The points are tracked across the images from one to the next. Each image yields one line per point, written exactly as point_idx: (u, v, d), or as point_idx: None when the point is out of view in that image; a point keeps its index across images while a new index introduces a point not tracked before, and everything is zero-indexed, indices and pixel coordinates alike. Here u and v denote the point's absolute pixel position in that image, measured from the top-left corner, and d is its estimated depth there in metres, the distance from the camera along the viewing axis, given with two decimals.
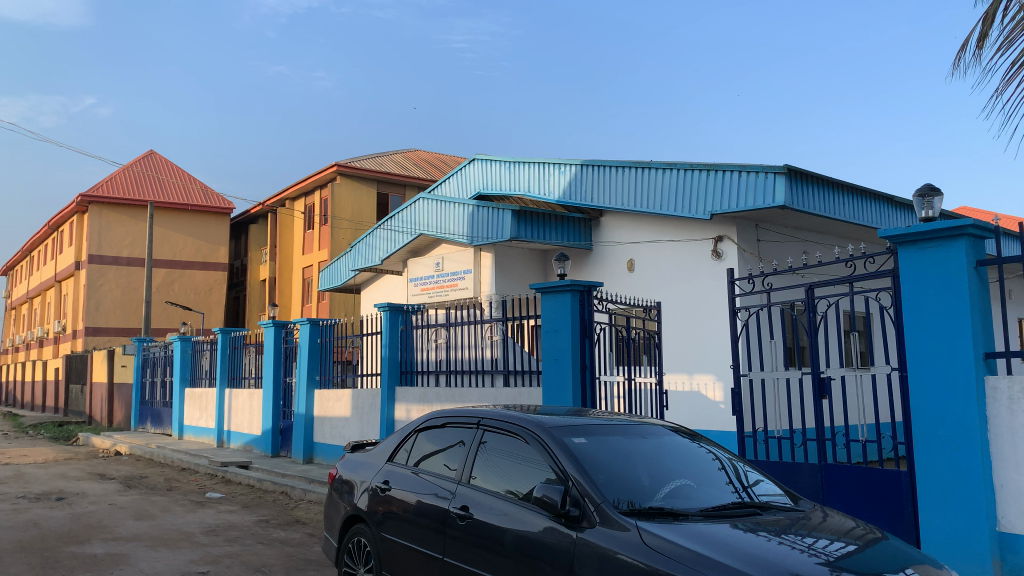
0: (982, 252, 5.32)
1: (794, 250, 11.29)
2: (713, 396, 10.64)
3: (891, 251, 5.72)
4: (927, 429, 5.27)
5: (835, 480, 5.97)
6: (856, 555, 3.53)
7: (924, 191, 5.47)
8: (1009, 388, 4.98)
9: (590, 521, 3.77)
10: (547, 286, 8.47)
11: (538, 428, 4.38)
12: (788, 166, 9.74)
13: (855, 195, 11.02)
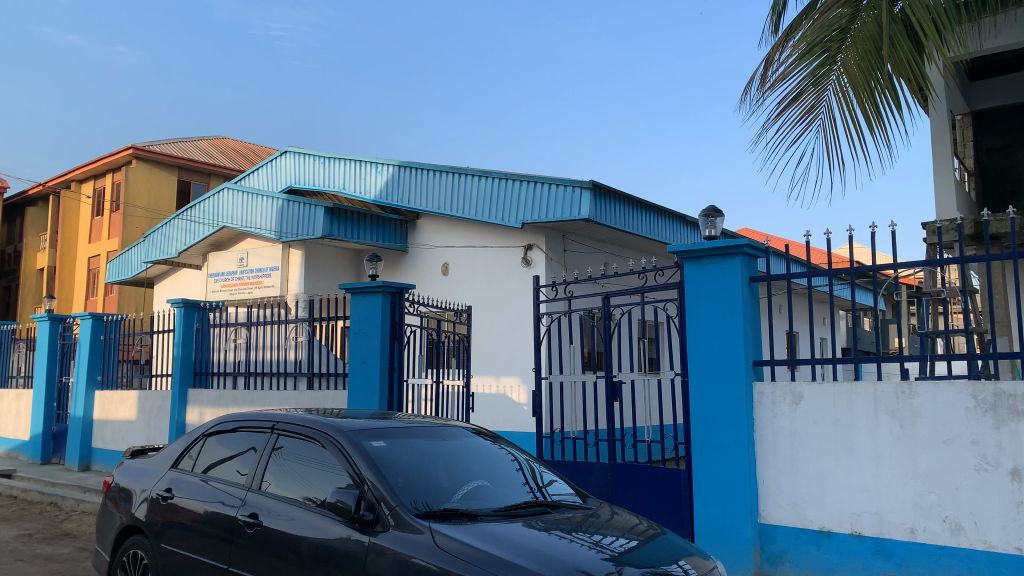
0: (754, 269, 5.86)
1: (596, 261, 11.89)
2: (517, 398, 10.93)
3: (678, 265, 6.16)
4: (704, 430, 5.73)
5: (623, 479, 6.34)
6: (637, 550, 3.74)
7: (709, 213, 5.95)
8: (773, 392, 5.51)
9: (384, 525, 3.73)
10: (357, 286, 8.33)
11: (336, 431, 4.27)
12: (594, 181, 10.23)
13: (651, 212, 11.80)
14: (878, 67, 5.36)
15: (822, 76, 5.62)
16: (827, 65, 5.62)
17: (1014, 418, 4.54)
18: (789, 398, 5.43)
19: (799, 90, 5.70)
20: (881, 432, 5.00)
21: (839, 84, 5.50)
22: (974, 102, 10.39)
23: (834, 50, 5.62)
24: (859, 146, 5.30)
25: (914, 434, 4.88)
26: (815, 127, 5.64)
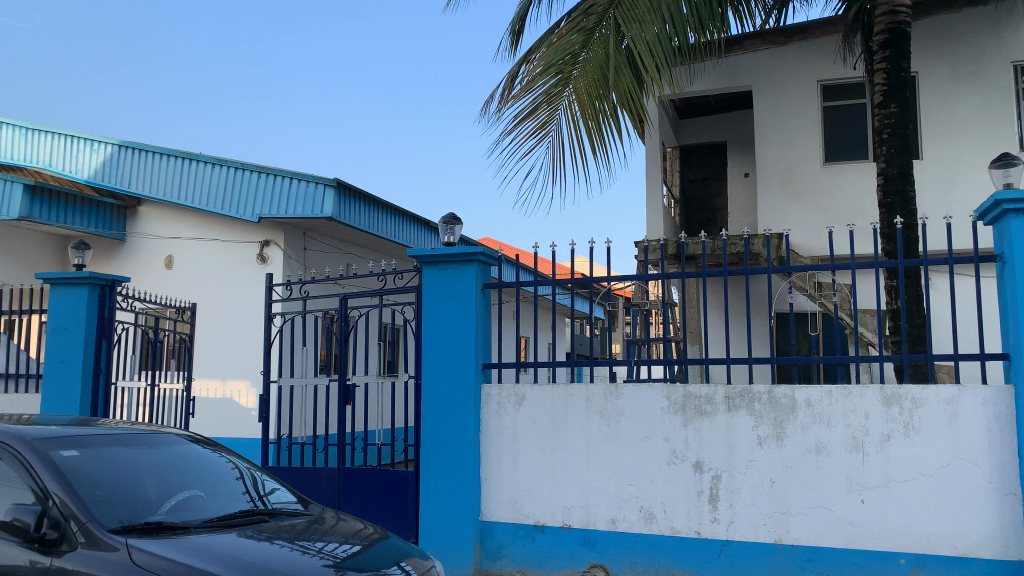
0: (488, 276, 6.08)
1: (336, 261, 11.66)
2: (246, 402, 10.37)
3: (416, 269, 6.22)
4: (433, 432, 5.82)
5: (351, 483, 6.26)
6: (360, 555, 3.69)
7: (448, 220, 6.08)
8: (498, 394, 5.75)
9: (72, 544, 3.33)
10: (59, 276, 7.40)
11: (18, 440, 3.73)
12: (338, 179, 10.04)
13: (394, 215, 11.84)
14: (604, 95, 5.83)
15: (555, 96, 5.98)
16: (560, 85, 5.99)
17: (698, 417, 5.15)
18: (513, 399, 5.70)
19: (534, 106, 6.00)
20: (591, 431, 5.43)
21: (569, 107, 5.89)
22: (682, 137, 11.72)
23: (567, 71, 6.01)
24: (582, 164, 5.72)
25: (619, 432, 5.35)
26: (546, 142, 5.97)
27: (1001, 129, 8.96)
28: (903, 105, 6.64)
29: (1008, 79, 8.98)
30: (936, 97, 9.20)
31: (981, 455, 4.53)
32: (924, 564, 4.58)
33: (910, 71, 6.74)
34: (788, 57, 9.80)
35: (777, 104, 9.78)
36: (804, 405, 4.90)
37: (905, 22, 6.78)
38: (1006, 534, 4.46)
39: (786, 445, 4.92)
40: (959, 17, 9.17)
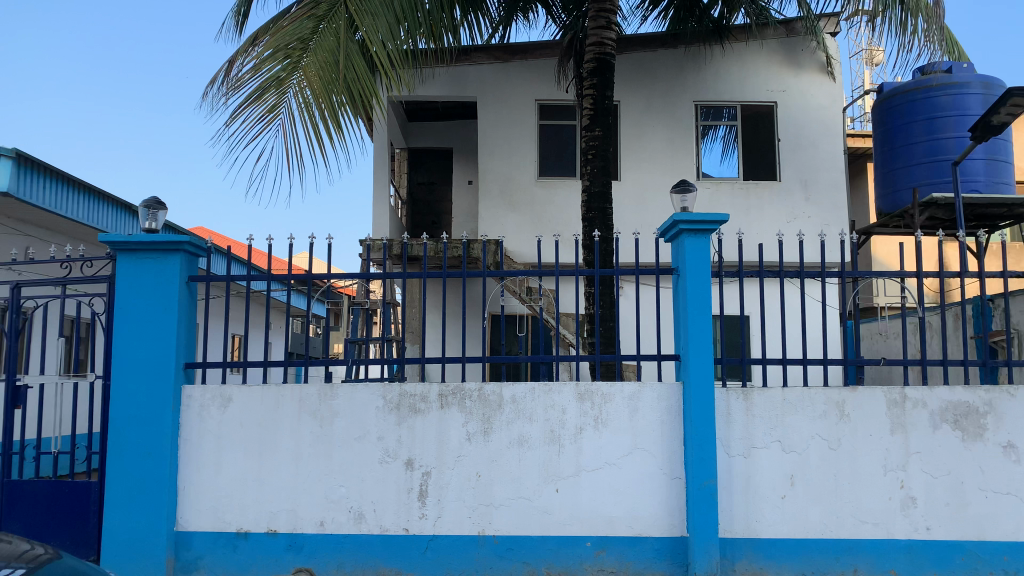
0: (195, 268, 5.63)
1: (12, 244, 10.15)
2: None
3: (109, 256, 5.59)
4: (122, 438, 5.27)
5: (17, 499, 5.47)
6: None
7: (150, 204, 5.46)
8: (201, 396, 5.36)
9: None
10: None
11: None
12: (18, 150, 8.74)
13: (88, 196, 10.58)
14: (336, 81, 5.62)
15: (284, 80, 5.66)
16: (289, 71, 5.69)
17: (411, 415, 5.22)
18: (218, 400, 5.35)
19: (261, 89, 5.64)
20: (303, 431, 5.27)
21: (298, 91, 5.58)
22: (410, 139, 11.85)
23: (296, 59, 5.74)
24: (319, 147, 5.44)
25: (331, 432, 5.25)
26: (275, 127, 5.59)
27: (683, 160, 10.24)
28: (605, 130, 7.33)
29: (690, 116, 10.28)
30: (633, 125, 10.27)
31: (654, 444, 5.11)
32: (606, 545, 5.06)
33: (613, 100, 7.45)
34: (511, 73, 10.34)
35: (499, 116, 10.28)
36: (510, 401, 5.18)
37: (610, 54, 7.48)
38: (672, 514, 5.07)
39: (492, 440, 5.16)
40: (655, 57, 10.32)
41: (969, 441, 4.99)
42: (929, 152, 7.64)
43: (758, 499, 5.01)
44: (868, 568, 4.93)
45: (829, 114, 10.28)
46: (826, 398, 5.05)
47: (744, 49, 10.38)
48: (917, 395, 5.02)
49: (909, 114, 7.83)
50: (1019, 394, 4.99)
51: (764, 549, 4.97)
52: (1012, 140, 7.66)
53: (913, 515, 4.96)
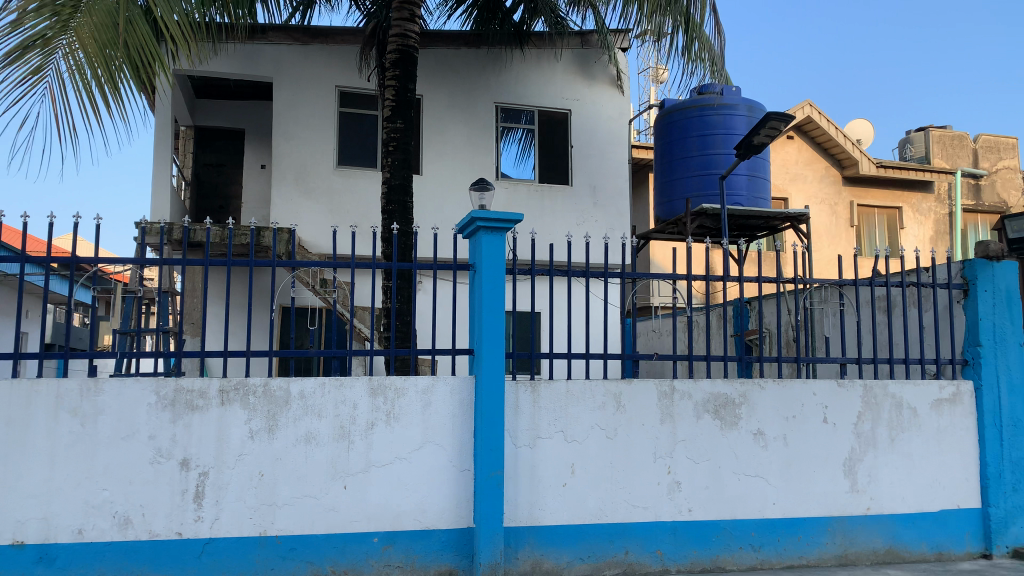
0: None
1: None
2: None
3: None
4: None
5: None
6: None
7: None
8: None
9: None
10: None
11: None
12: None
13: None
14: (114, 45, 5.13)
15: (51, 40, 5.07)
16: (57, 29, 5.11)
17: (188, 412, 4.88)
18: None
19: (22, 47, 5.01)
20: (59, 431, 4.75)
21: (69, 53, 5.05)
22: (197, 116, 11.10)
23: (66, 15, 5.15)
24: (97, 114, 4.96)
25: (94, 432, 4.78)
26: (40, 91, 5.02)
27: (481, 159, 10.45)
28: (407, 122, 7.28)
29: (489, 116, 10.50)
30: (434, 121, 10.31)
31: (444, 438, 5.16)
32: (393, 540, 5.03)
33: (414, 93, 7.42)
34: (311, 56, 9.99)
35: (297, 101, 9.90)
36: (297, 397, 5.00)
37: (413, 46, 7.44)
38: (459, 505, 5.15)
39: (277, 437, 4.96)
40: (457, 54, 10.42)
41: (726, 429, 5.51)
42: (702, 165, 8.34)
43: (541, 488, 5.22)
44: (637, 550, 5.29)
45: (617, 124, 10.92)
46: (605, 390, 5.37)
47: (542, 56, 10.75)
48: (684, 386, 5.48)
49: (685, 130, 8.50)
50: (767, 386, 5.60)
51: (545, 536, 5.19)
52: (769, 159, 8.54)
53: (677, 498, 5.39)
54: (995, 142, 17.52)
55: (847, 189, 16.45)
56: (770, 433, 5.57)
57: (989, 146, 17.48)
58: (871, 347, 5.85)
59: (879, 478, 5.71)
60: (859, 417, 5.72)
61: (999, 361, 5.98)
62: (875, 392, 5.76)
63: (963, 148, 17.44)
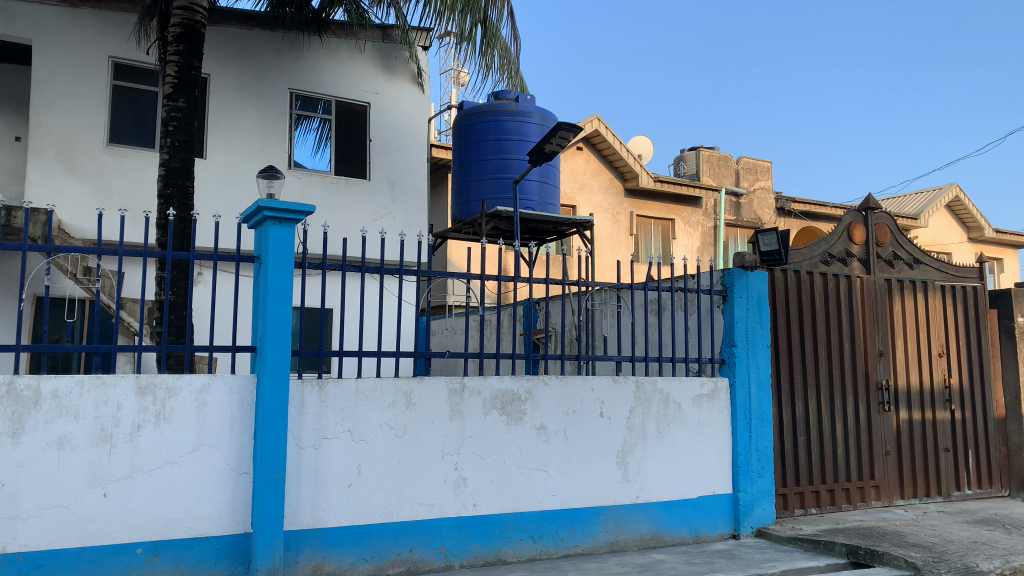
0: None
1: None
2: None
3: None
4: None
5: None
6: None
7: None
8: None
9: None
10: None
11: None
12: None
13: None
14: None
15: None
16: None
17: None
18: None
19: None
20: None
21: None
22: None
23: None
24: None
25: None
26: None
27: (273, 146, 10.02)
28: (190, 102, 6.80)
29: (283, 103, 10.08)
30: (222, 103, 9.73)
31: (221, 440, 4.87)
32: (160, 550, 4.66)
33: (199, 71, 6.93)
34: (79, 21, 9.05)
35: (60, 68, 8.92)
36: (49, 397, 4.50)
37: (199, 22, 6.98)
38: (237, 510, 4.88)
39: (24, 443, 4.42)
40: (250, 35, 9.91)
41: (512, 424, 5.68)
42: (496, 169, 8.52)
43: (325, 488, 5.08)
44: (422, 547, 5.30)
45: (416, 122, 10.90)
46: (395, 388, 5.33)
47: (341, 45, 10.50)
48: (473, 383, 5.58)
49: (482, 133, 8.64)
50: (551, 382, 5.85)
51: (327, 538, 5.05)
52: (559, 166, 8.90)
53: (463, 493, 5.47)
54: (754, 165, 19.55)
55: (628, 200, 17.62)
56: (552, 428, 5.82)
57: (748, 169, 19.46)
58: (718, 346, 6.67)
59: (647, 468, 6.15)
60: (631, 411, 6.14)
61: (751, 360, 6.66)
62: (646, 387, 6.21)
63: (727, 169, 19.28)
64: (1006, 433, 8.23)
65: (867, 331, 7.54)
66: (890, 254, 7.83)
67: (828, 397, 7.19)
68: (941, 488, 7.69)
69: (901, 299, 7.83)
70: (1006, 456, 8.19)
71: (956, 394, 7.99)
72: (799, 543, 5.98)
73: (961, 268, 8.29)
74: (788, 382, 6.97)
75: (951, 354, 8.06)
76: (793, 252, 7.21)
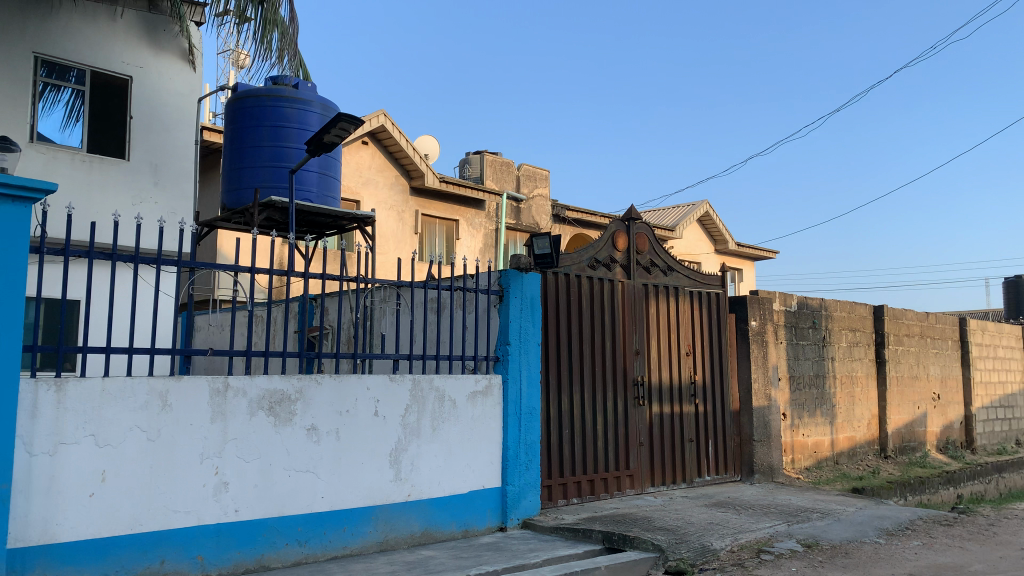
0: None
1: None
2: None
3: None
4: None
5: None
6: None
7: None
8: None
9: None
10: None
11: None
12: None
13: None
14: None
15: None
16: None
17: None
18: None
19: None
20: None
21: None
22: None
23: None
24: None
25: None
26: None
27: (10, 115, 8.89)
28: None
29: (24, 68, 8.98)
30: None
31: None
32: None
33: None
34: None
35: None
36: None
37: None
38: None
39: None
40: None
41: (280, 425, 5.46)
42: (272, 157, 8.14)
43: (61, 500, 4.56)
44: (175, 558, 4.92)
45: (184, 101, 10.15)
46: (148, 388, 4.92)
47: (98, 11, 9.51)
48: (238, 383, 5.28)
49: (257, 118, 8.21)
50: (324, 381, 5.68)
51: (62, 555, 4.54)
52: (339, 159, 8.69)
53: (223, 499, 5.16)
54: (533, 172, 20.36)
55: (412, 199, 17.65)
56: (323, 428, 5.66)
57: (528, 175, 20.23)
58: (491, 344, 6.85)
59: (419, 466, 6.18)
60: (406, 410, 6.13)
61: (522, 358, 6.92)
62: (422, 385, 6.24)
63: (508, 174, 19.91)
64: (739, 425, 9.25)
65: (627, 332, 8.12)
66: (648, 261, 8.50)
67: (591, 394, 7.65)
68: (685, 475, 8.47)
69: (656, 303, 8.52)
70: (739, 445, 9.20)
71: (700, 389, 8.83)
72: (561, 533, 6.29)
73: (707, 276, 9.17)
74: (556, 379, 7.33)
75: (697, 353, 8.90)
76: (564, 256, 7.59)
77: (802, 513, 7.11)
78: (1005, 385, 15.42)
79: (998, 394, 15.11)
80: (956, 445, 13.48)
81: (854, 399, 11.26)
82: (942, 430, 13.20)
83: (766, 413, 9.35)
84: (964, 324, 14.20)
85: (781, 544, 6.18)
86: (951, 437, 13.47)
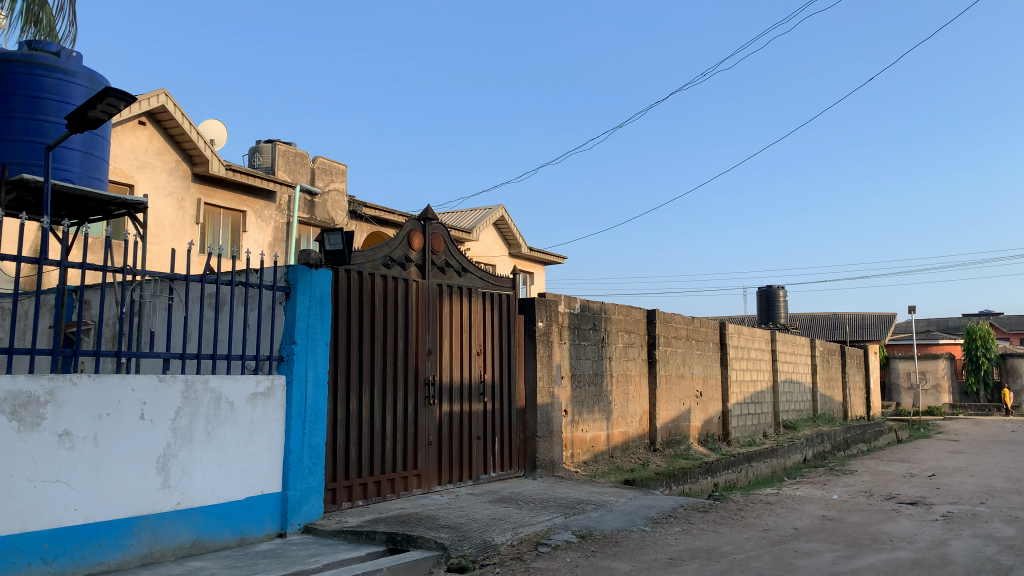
0: None
1: None
2: None
3: None
4: None
5: None
6: None
7: None
8: None
9: None
10: None
11: None
12: None
13: None
14: None
15: None
16: None
17: None
18: None
19: None
20: None
21: None
22: None
23: None
24: None
25: None
26: None
27: None
28: None
29: None
30: None
31: None
32: None
33: None
34: None
35: None
36: None
37: None
38: None
39: None
40: None
41: (24, 432, 4.86)
42: (25, 130, 7.24)
43: None
44: None
45: None
46: None
47: None
48: None
49: (8, 86, 7.27)
50: (80, 382, 5.15)
51: None
52: (107, 138, 7.96)
53: None
54: (329, 166, 19.87)
55: (195, 186, 16.54)
56: (78, 434, 5.12)
57: (324, 169, 19.74)
58: (276, 343, 6.57)
59: (191, 473, 5.77)
60: (176, 413, 5.71)
61: (309, 358, 6.70)
62: (196, 386, 5.84)
63: (303, 166, 19.26)
64: (524, 422, 9.56)
65: (419, 331, 8.12)
66: (443, 261, 8.56)
67: (381, 394, 7.57)
68: (471, 473, 8.62)
69: (449, 302, 8.59)
70: (523, 441, 9.52)
71: (488, 388, 9.02)
72: (343, 536, 6.16)
73: (499, 278, 9.40)
74: (344, 379, 7.17)
75: (487, 353, 9.09)
76: (357, 254, 7.45)
77: (578, 505, 7.50)
78: (755, 383, 17.21)
79: (750, 391, 16.85)
80: (714, 438, 14.85)
81: (628, 396, 12.05)
82: (703, 424, 14.48)
83: (549, 409, 9.76)
84: (724, 327, 15.68)
85: (557, 535, 6.47)
86: (711, 430, 14.83)
